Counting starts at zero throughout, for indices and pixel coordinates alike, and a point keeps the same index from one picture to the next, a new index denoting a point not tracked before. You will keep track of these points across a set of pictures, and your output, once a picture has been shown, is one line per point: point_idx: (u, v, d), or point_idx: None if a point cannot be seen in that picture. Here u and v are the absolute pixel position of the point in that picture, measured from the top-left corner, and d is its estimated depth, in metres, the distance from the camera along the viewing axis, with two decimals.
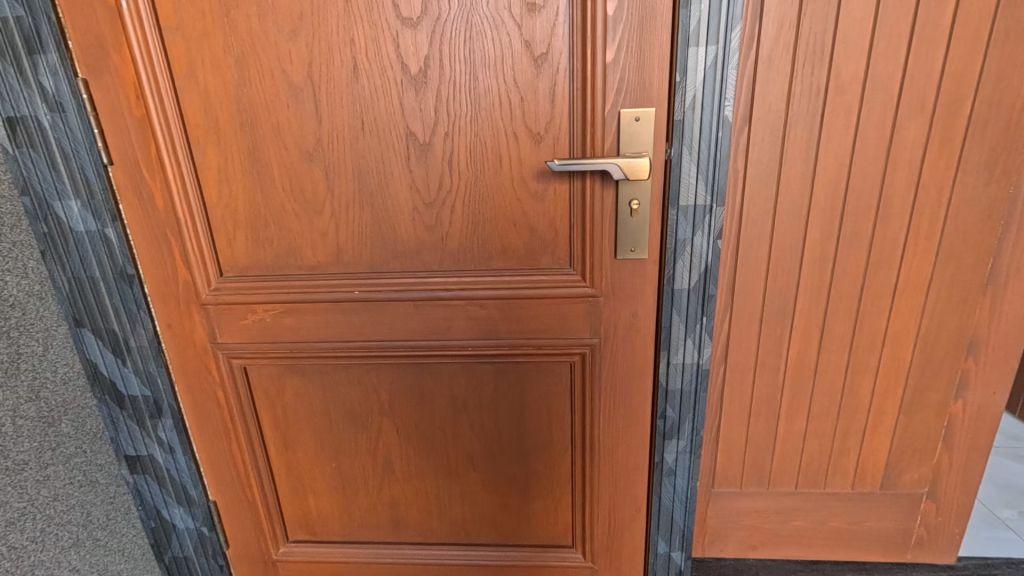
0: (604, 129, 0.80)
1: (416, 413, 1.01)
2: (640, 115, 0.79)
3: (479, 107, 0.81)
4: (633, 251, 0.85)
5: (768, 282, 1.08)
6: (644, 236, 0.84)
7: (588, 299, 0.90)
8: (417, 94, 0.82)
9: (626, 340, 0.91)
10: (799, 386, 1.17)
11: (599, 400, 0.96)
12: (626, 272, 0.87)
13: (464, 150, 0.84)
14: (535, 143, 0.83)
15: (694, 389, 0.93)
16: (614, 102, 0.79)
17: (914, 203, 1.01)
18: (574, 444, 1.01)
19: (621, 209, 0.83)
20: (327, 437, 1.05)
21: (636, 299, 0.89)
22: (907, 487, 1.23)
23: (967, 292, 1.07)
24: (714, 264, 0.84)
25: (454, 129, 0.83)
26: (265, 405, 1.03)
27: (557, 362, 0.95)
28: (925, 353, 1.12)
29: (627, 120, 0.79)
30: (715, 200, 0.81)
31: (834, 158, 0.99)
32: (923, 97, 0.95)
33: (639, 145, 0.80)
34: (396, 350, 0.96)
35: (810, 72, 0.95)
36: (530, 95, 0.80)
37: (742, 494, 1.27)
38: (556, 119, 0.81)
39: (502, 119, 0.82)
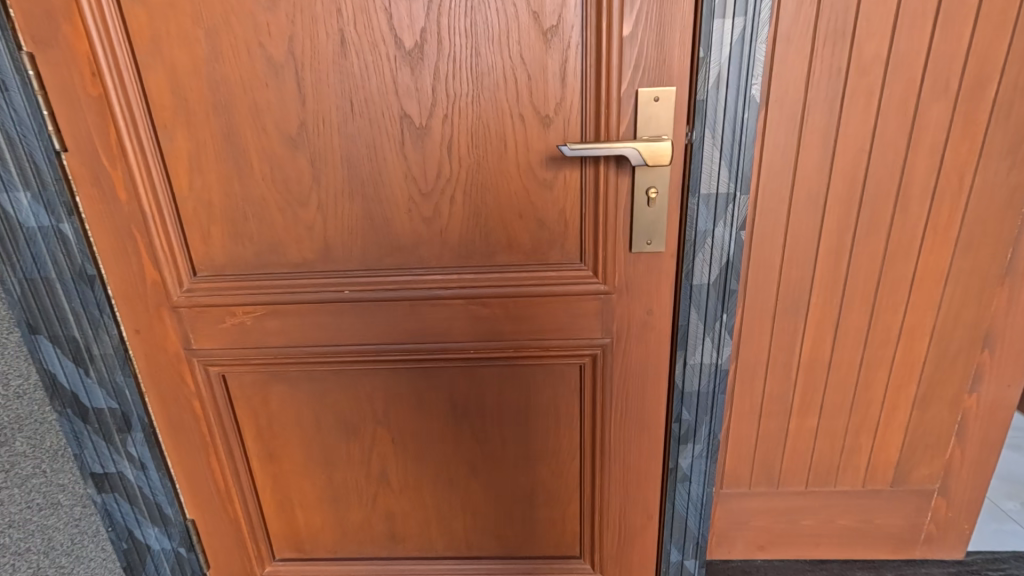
0: (620, 111, 0.74)
1: (413, 421, 0.94)
2: (660, 94, 0.73)
3: (482, 86, 0.74)
4: (650, 243, 0.79)
5: (782, 275, 1.03)
6: (662, 227, 0.78)
7: (600, 296, 0.83)
8: (413, 72, 0.73)
9: (640, 340, 0.85)
10: (812, 383, 1.12)
11: (611, 404, 0.90)
12: (641, 267, 0.81)
13: (465, 134, 0.76)
14: (544, 127, 0.75)
15: (711, 391, 0.87)
16: (631, 82, 0.72)
17: (934, 191, 0.97)
18: (582, 451, 0.94)
19: (638, 198, 0.76)
20: (315, 449, 0.96)
21: (651, 296, 0.82)
22: (918, 483, 1.20)
23: (986, 283, 1.03)
24: (736, 257, 0.78)
25: (454, 111, 0.75)
26: (248, 416, 0.94)
27: (565, 364, 0.88)
28: (941, 347, 1.08)
29: (645, 101, 0.73)
30: (739, 187, 0.75)
31: (853, 144, 0.94)
32: (947, 78, 0.90)
33: (658, 128, 0.74)
34: (391, 354, 0.88)
35: (832, 51, 0.89)
36: (538, 72, 0.73)
37: (751, 494, 1.23)
38: (567, 100, 0.74)
39: (507, 99, 0.74)
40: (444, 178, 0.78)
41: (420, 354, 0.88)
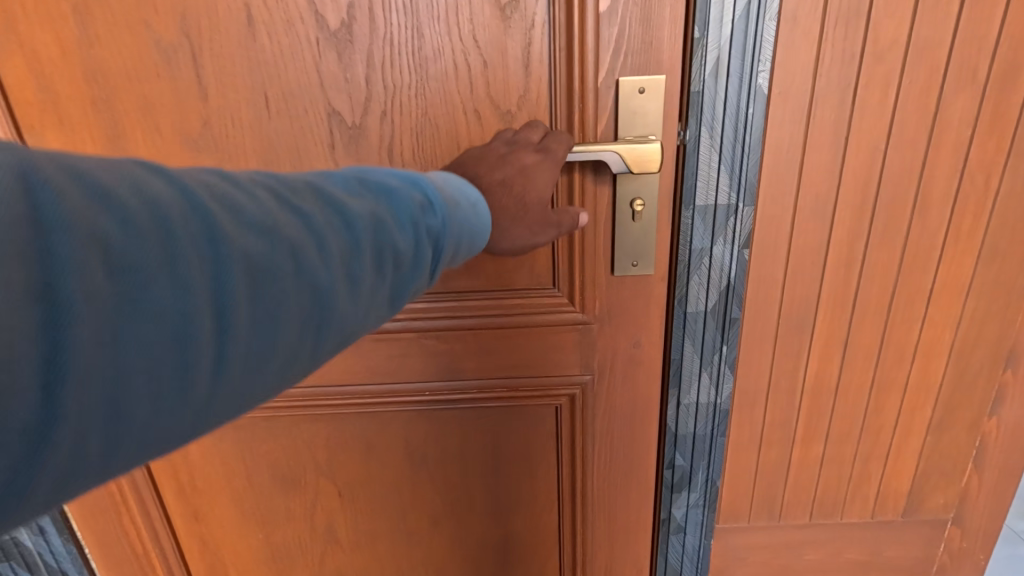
0: (598, 106, 0.61)
1: (362, 471, 0.80)
2: (647, 85, 0.59)
3: (427, 76, 0.60)
4: (636, 265, 0.66)
5: (785, 291, 0.91)
6: (651, 246, 0.65)
7: (577, 327, 0.70)
8: (339, 59, 0.59)
9: (626, 377, 0.72)
10: (817, 408, 1.00)
11: (592, 449, 0.77)
12: (625, 293, 0.68)
13: (408, 135, 0.62)
14: (506, 126, 0.61)
15: (709, 433, 0.75)
16: (609, 69, 0.59)
17: (957, 194, 0.85)
18: (561, 504, 0.81)
19: (621, 212, 0.63)
20: (249, 504, 0.82)
21: (638, 327, 0.69)
22: (932, 513, 1.10)
23: (1011, 296, 0.91)
24: (738, 281, 0.67)
25: (394, 106, 0.61)
26: (165, 469, 0.80)
27: (538, 406, 0.75)
28: (960, 366, 0.97)
29: (628, 92, 0.60)
30: (742, 199, 0.63)
31: (867, 141, 0.82)
32: (975, 65, 0.78)
33: (644, 126, 0.61)
34: (333, 396, 0.75)
35: (844, 33, 0.76)
36: (498, 58, 0.59)
37: (750, 528, 1.11)
38: (533, 92, 0.60)
39: (460, 92, 0.60)
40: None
41: (367, 398, 0.75)
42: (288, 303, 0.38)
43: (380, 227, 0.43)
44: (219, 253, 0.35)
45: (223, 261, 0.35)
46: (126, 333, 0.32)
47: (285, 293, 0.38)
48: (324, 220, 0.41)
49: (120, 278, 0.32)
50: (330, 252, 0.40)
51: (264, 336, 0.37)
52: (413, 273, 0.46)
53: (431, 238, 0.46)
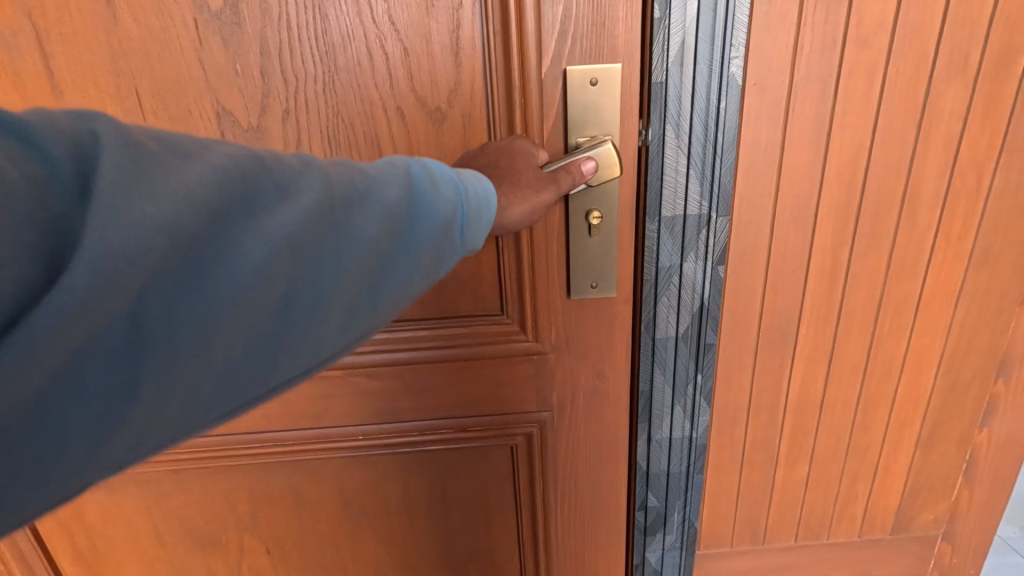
0: (544, 103, 0.55)
1: (297, 525, 0.71)
2: (598, 75, 0.53)
3: (337, 67, 0.56)
4: (595, 287, 0.59)
5: (765, 303, 0.83)
6: (609, 264, 0.58)
7: (531, 358, 0.62)
8: (227, 46, 0.56)
9: (588, 410, 0.65)
10: (801, 426, 0.93)
11: (555, 490, 0.69)
12: (583, 318, 0.61)
13: (318, 137, 0.59)
14: (434, 124, 0.57)
15: (685, 471, 0.68)
16: (553, 60, 0.54)
17: (947, 195, 0.78)
18: (524, 551, 0.73)
19: (576, 225, 0.56)
20: (164, 563, 0.73)
21: (601, 355, 0.62)
22: (921, 530, 1.04)
23: (1004, 302, 0.85)
24: (713, 302, 0.60)
25: (297, 103, 0.58)
26: (61, 529, 0.70)
27: (492, 446, 0.67)
28: (950, 377, 0.91)
29: (578, 84, 0.54)
30: (716, 207, 0.57)
31: (850, 138, 0.74)
32: (966, 52, 0.70)
33: (597, 123, 0.55)
34: (255, 444, 0.66)
35: (824, 18, 0.68)
36: (424, 45, 0.55)
37: (732, 554, 1.04)
38: (465, 84, 0.56)
39: (382, 92, 0.57)
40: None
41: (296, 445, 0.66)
42: (331, 284, 0.39)
43: (422, 206, 0.43)
44: (268, 230, 0.35)
45: (271, 238, 0.35)
46: (180, 309, 0.33)
47: (327, 275, 0.38)
48: (372, 198, 0.41)
49: (174, 252, 0.32)
50: (375, 232, 0.40)
51: (302, 317, 0.38)
52: (451, 253, 0.45)
53: (463, 217, 0.45)
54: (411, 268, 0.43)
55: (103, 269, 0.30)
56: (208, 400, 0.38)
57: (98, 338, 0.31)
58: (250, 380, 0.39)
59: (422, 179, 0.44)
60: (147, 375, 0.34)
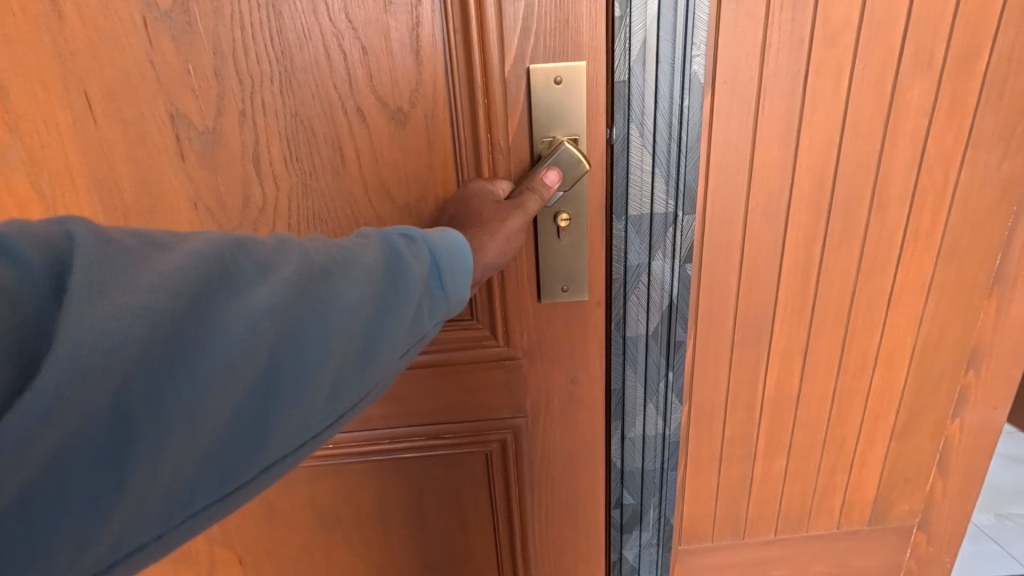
0: (507, 103, 0.56)
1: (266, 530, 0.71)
2: (563, 74, 0.54)
3: (295, 66, 0.56)
4: (566, 289, 0.59)
5: (739, 300, 0.83)
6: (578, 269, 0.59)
7: (503, 364, 0.63)
8: (177, 46, 0.56)
9: (561, 414, 0.66)
10: (779, 421, 0.94)
11: (531, 492, 0.70)
12: (553, 322, 0.62)
13: (278, 140, 0.59)
14: (396, 126, 0.58)
15: (659, 468, 0.69)
16: (514, 57, 0.54)
17: (915, 190, 0.79)
18: (501, 554, 0.74)
19: (545, 229, 0.57)
20: None
21: (573, 359, 0.63)
22: (898, 520, 1.05)
23: (973, 294, 0.86)
24: (682, 300, 0.61)
25: (254, 105, 0.58)
26: None
27: (467, 451, 0.68)
28: (923, 369, 0.92)
29: (543, 82, 0.54)
30: (682, 206, 0.57)
31: (820, 135, 0.74)
32: (931, 49, 0.71)
33: (563, 121, 0.55)
34: None
35: (791, 15, 0.68)
36: (384, 43, 0.55)
37: (714, 548, 1.05)
38: (427, 84, 0.56)
39: (342, 91, 0.57)
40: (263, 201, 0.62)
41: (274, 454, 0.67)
42: (316, 351, 0.39)
43: (401, 265, 0.44)
44: (247, 307, 0.37)
45: (255, 309, 0.37)
46: (162, 392, 0.34)
47: (311, 342, 0.39)
48: (348, 264, 0.42)
49: (154, 337, 0.34)
50: (356, 294, 0.41)
51: (290, 387, 0.39)
52: (435, 306, 0.46)
53: (443, 270, 0.46)
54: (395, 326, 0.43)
55: (84, 358, 0.31)
56: (200, 481, 0.38)
57: (82, 429, 0.32)
58: (238, 461, 0.38)
59: (397, 242, 0.46)
60: (130, 465, 0.34)
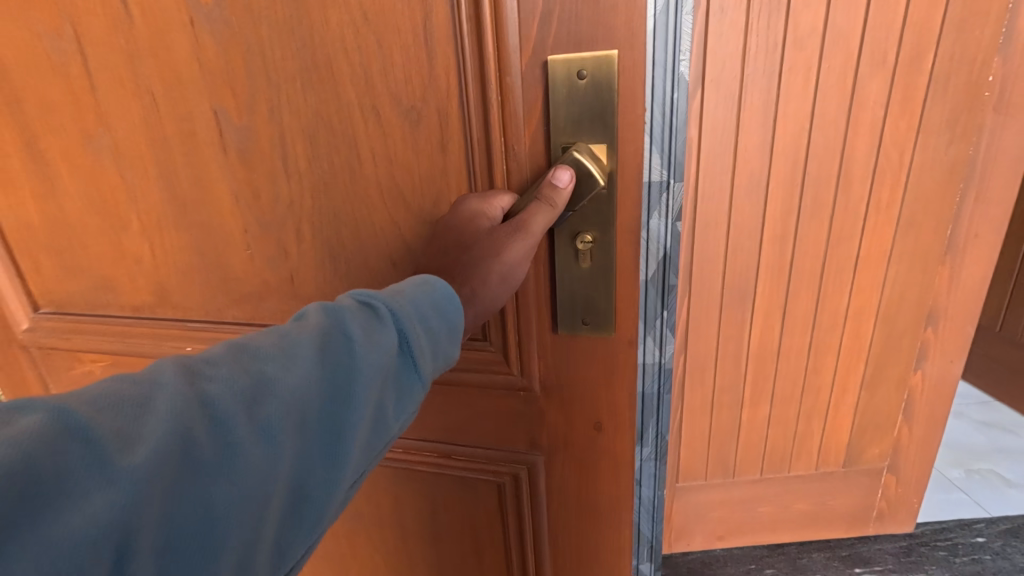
0: (522, 102, 0.46)
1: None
2: (587, 67, 0.43)
3: (316, 57, 0.48)
4: (588, 323, 0.52)
5: (727, 265, 0.99)
6: (592, 296, 0.51)
7: (518, 394, 0.58)
8: (217, 40, 0.50)
9: (584, 455, 0.58)
10: (763, 371, 1.09)
11: (547, 527, 0.64)
12: (577, 352, 0.54)
13: (301, 137, 0.52)
14: (411, 123, 0.49)
15: (656, 390, 0.83)
16: (532, 44, 0.44)
17: (875, 169, 0.94)
18: None
19: (567, 239, 0.49)
20: None
21: (597, 395, 0.55)
22: (869, 463, 1.20)
23: (928, 262, 1.01)
24: (672, 249, 0.74)
25: (274, 103, 0.51)
26: None
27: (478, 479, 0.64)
28: (887, 327, 1.07)
29: (561, 76, 0.44)
30: (672, 176, 0.70)
31: (793, 123, 0.90)
32: (885, 51, 0.86)
33: (579, 120, 0.45)
34: None
35: (766, 24, 0.83)
36: (401, 20, 0.45)
37: (707, 486, 1.20)
38: (452, 70, 0.46)
39: (361, 84, 0.48)
40: (281, 205, 0.55)
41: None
42: (210, 563, 0.24)
43: (352, 370, 0.30)
44: (96, 516, 0.21)
45: (53, 564, 0.20)
46: None
47: (211, 537, 0.24)
48: (273, 385, 0.27)
49: None
50: (265, 452, 0.26)
51: None
52: (398, 411, 0.33)
53: (414, 351, 0.33)
54: (349, 457, 0.29)
55: None
56: None
57: None
58: None
59: (340, 331, 0.30)
60: None
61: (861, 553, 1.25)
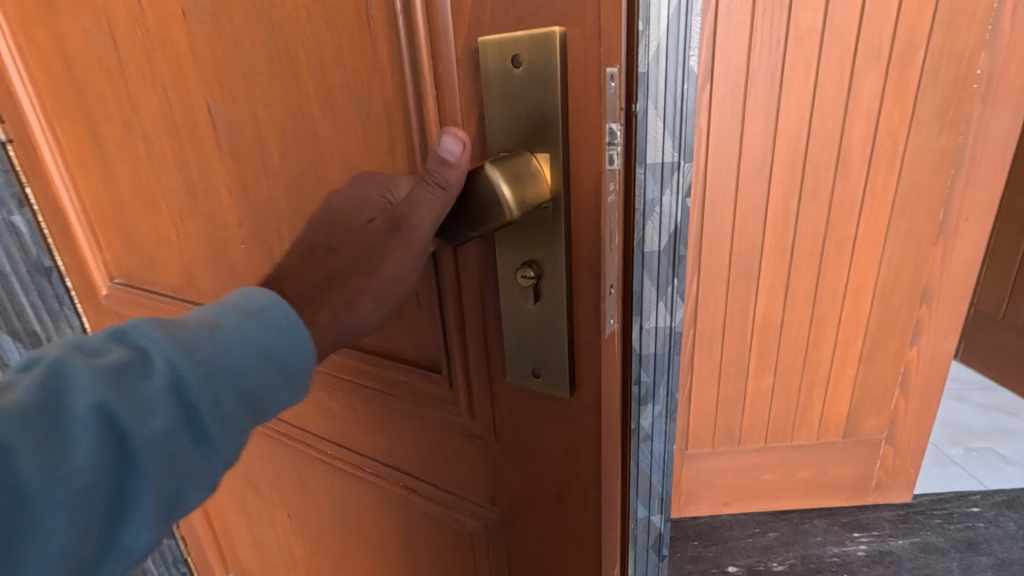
0: (463, 89, 0.34)
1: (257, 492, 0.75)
2: (523, 51, 0.31)
3: (282, 39, 0.39)
4: (541, 375, 0.39)
5: (733, 243, 1.08)
6: (536, 340, 0.37)
7: (474, 443, 0.46)
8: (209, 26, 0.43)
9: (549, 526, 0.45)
10: (767, 344, 1.18)
11: None
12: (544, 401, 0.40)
13: (273, 136, 0.44)
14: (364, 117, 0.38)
15: (666, 351, 0.92)
16: (466, 19, 0.32)
17: (871, 155, 1.02)
18: None
19: (512, 267, 0.36)
20: None
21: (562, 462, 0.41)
22: (868, 434, 1.28)
23: (921, 243, 1.09)
24: (683, 224, 0.83)
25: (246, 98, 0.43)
26: None
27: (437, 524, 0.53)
28: (883, 304, 1.15)
29: (494, 64, 0.32)
30: (682, 156, 0.79)
31: (795, 113, 0.98)
32: (879, 47, 0.95)
33: (519, 124, 0.33)
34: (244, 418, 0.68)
35: (770, 23, 0.92)
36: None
37: (713, 453, 1.29)
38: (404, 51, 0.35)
39: (314, 68, 0.39)
40: (265, 202, 0.48)
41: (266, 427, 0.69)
42: None
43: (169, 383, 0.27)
44: None
45: None
46: None
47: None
48: (62, 411, 0.25)
49: None
50: (46, 483, 0.24)
51: None
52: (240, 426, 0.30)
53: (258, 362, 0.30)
54: (140, 495, 0.27)
55: None
56: None
57: None
58: None
59: (150, 345, 0.28)
60: None
61: (859, 520, 1.34)
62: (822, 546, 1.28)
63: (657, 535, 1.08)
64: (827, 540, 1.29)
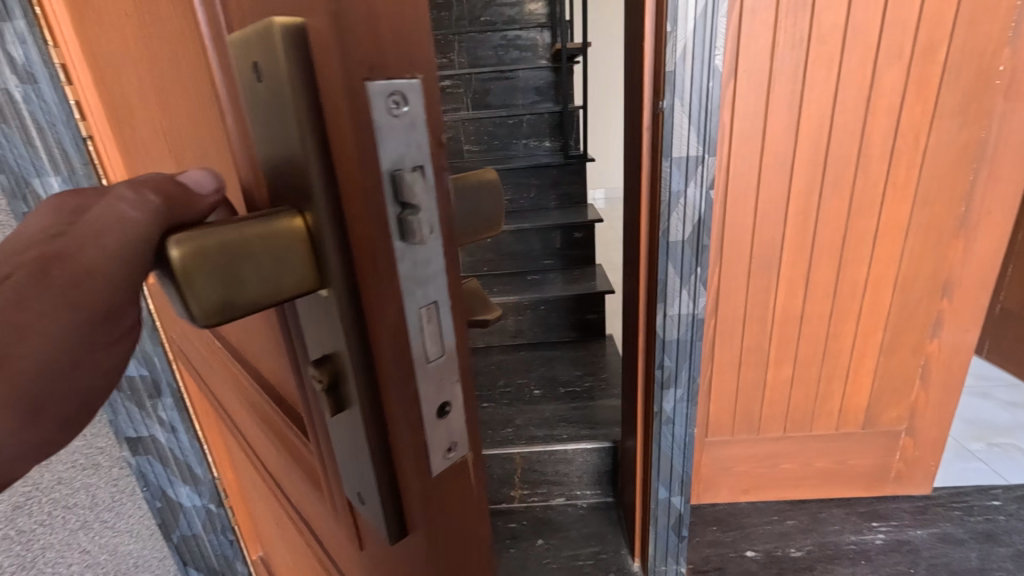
0: (243, 119, 0.25)
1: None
2: (264, 63, 0.21)
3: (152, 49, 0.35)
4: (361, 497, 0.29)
5: (755, 235, 1.11)
6: (348, 452, 0.28)
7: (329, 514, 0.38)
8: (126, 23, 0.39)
9: None
10: (787, 334, 1.21)
11: None
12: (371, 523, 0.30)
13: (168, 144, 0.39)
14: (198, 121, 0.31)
15: (690, 338, 0.96)
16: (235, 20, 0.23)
17: (893, 149, 1.05)
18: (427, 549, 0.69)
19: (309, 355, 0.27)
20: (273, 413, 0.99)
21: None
22: (887, 425, 1.31)
23: (942, 236, 1.11)
24: (706, 214, 0.87)
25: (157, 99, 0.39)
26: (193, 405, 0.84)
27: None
28: (903, 297, 1.17)
29: (247, 79, 0.23)
30: (707, 150, 0.83)
31: (817, 108, 1.01)
32: (901, 44, 0.97)
33: (276, 162, 0.23)
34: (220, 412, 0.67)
35: (794, 21, 0.95)
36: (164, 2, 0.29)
37: (733, 441, 1.32)
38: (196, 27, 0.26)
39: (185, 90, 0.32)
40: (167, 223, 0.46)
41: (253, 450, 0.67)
42: None
43: None
44: None
45: None
46: None
47: None
48: None
49: None
50: None
51: None
52: None
53: None
54: None
55: None
56: None
57: None
58: None
59: None
60: None
61: (878, 510, 1.36)
62: (840, 534, 1.30)
63: (677, 517, 1.13)
64: (845, 529, 1.31)
